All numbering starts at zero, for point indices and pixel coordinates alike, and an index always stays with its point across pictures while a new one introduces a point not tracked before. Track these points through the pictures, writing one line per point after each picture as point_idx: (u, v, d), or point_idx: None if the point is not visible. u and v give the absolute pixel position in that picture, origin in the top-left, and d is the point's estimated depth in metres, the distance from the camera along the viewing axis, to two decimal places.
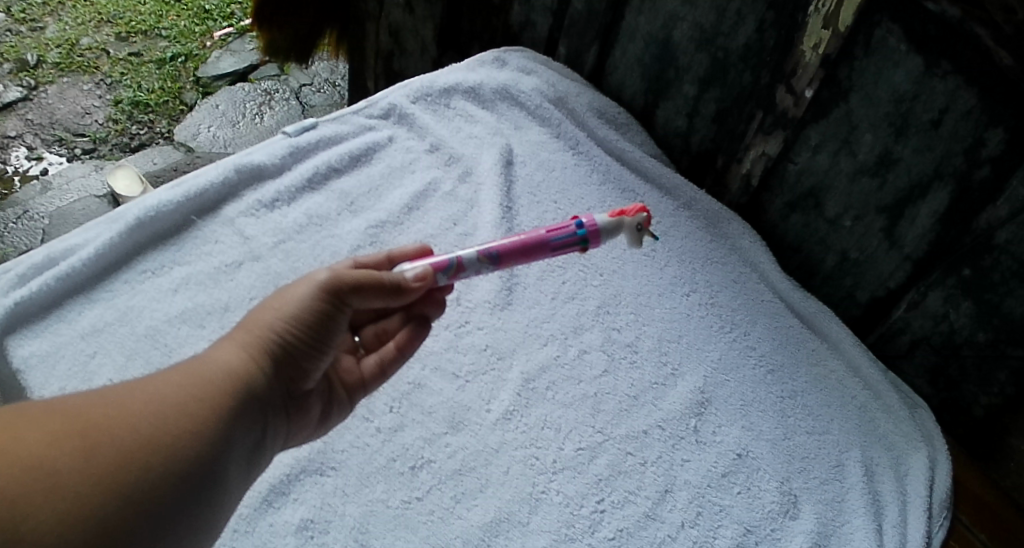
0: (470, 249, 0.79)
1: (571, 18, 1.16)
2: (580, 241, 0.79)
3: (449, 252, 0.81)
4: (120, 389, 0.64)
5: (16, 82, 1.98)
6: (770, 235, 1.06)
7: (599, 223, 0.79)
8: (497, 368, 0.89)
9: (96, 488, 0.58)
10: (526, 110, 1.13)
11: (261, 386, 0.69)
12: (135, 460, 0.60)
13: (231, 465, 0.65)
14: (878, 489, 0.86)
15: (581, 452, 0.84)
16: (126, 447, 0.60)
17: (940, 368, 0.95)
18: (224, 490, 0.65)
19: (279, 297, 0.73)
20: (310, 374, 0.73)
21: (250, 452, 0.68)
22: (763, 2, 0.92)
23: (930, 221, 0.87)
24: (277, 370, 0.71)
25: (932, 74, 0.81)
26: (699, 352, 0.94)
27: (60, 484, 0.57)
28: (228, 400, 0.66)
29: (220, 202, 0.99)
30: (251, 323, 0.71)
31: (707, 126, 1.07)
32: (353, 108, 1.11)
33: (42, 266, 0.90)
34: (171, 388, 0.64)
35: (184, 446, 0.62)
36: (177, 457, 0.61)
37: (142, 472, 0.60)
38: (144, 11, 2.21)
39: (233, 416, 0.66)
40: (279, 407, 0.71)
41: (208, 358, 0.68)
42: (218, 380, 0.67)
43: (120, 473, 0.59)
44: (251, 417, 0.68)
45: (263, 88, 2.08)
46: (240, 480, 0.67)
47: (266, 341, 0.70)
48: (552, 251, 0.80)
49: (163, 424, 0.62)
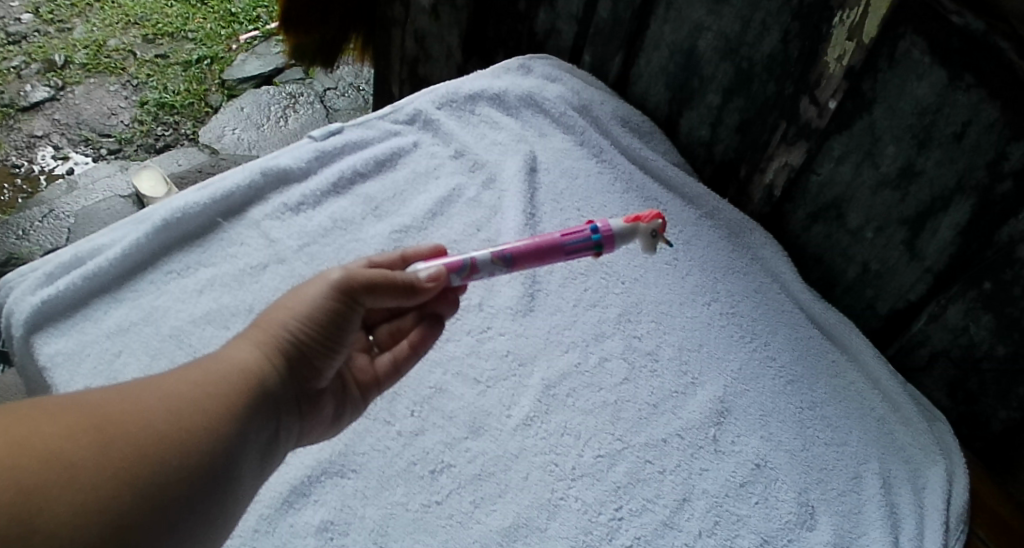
0: (483, 251, 0.80)
1: (597, 26, 1.17)
2: (595, 245, 0.79)
3: (462, 253, 0.81)
4: (137, 385, 0.64)
5: (44, 82, 2.02)
6: (792, 246, 1.06)
7: (614, 228, 0.80)
8: (519, 374, 0.90)
9: (112, 480, 0.58)
10: (550, 117, 1.14)
11: (274, 384, 0.70)
12: (151, 454, 0.60)
13: (244, 461, 0.66)
14: (895, 501, 0.86)
15: (600, 459, 0.85)
16: (142, 442, 0.60)
17: (959, 381, 0.94)
18: (237, 485, 0.65)
19: (292, 297, 0.74)
20: (323, 372, 0.74)
21: (263, 449, 0.69)
22: (789, 13, 0.92)
23: (951, 234, 0.86)
24: (290, 368, 0.72)
25: (955, 87, 0.81)
26: (719, 362, 0.94)
27: (76, 477, 0.57)
28: (242, 397, 0.67)
29: (246, 205, 1.00)
30: (264, 321, 0.72)
31: (730, 136, 1.07)
32: (379, 113, 1.12)
33: (70, 265, 0.92)
34: (187, 385, 0.65)
35: (199, 441, 0.63)
36: (192, 452, 0.62)
37: (158, 466, 0.60)
38: (171, 13, 2.23)
39: (246, 413, 0.67)
40: (291, 405, 0.72)
41: (222, 356, 0.69)
42: (232, 378, 0.67)
43: (136, 466, 0.59)
44: (264, 414, 0.69)
45: (287, 92, 2.10)
46: (252, 475, 0.68)
47: (279, 340, 0.71)
48: (567, 255, 0.80)
49: (178, 419, 0.63)
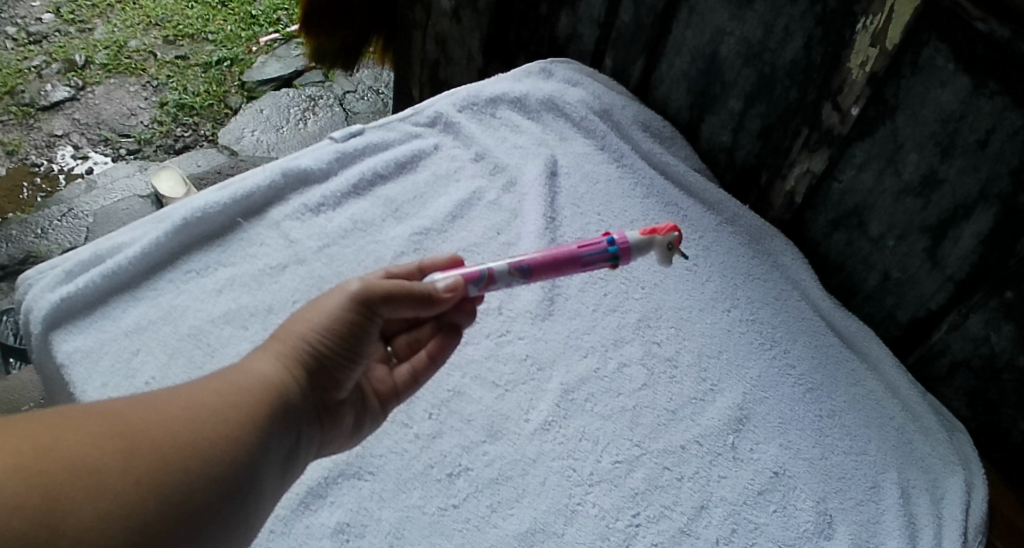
0: (501, 261, 0.79)
1: (618, 31, 1.17)
2: (612, 257, 0.79)
3: (481, 263, 0.81)
4: (160, 396, 0.64)
5: (65, 82, 2.04)
6: (812, 253, 1.06)
7: (630, 239, 0.79)
8: (537, 378, 0.90)
9: (136, 489, 0.58)
10: (571, 121, 1.14)
11: (295, 396, 0.69)
12: (175, 463, 0.60)
13: (266, 471, 0.66)
14: (914, 511, 0.85)
15: (618, 465, 0.84)
16: (165, 451, 0.60)
17: (979, 391, 0.93)
18: (259, 495, 0.65)
19: (311, 308, 0.73)
20: (342, 384, 0.74)
21: (284, 459, 0.69)
22: (812, 18, 0.92)
23: (973, 242, 0.86)
24: (310, 380, 0.71)
25: (980, 94, 0.80)
26: (738, 369, 0.93)
27: (101, 485, 0.57)
28: (263, 407, 0.67)
29: (267, 205, 1.01)
30: (284, 333, 0.72)
31: (751, 142, 1.07)
32: (401, 115, 1.13)
33: (90, 263, 0.92)
34: (209, 396, 0.65)
35: (222, 451, 0.63)
36: (216, 461, 0.62)
37: (181, 475, 0.60)
38: (192, 15, 2.25)
39: (268, 424, 0.67)
40: (311, 416, 0.72)
41: (243, 368, 0.69)
42: (253, 389, 0.67)
43: (160, 475, 0.59)
44: (286, 425, 0.68)
45: (307, 94, 2.10)
46: (274, 485, 0.68)
47: (300, 352, 0.71)
48: (584, 266, 0.79)
49: (200, 429, 0.63)
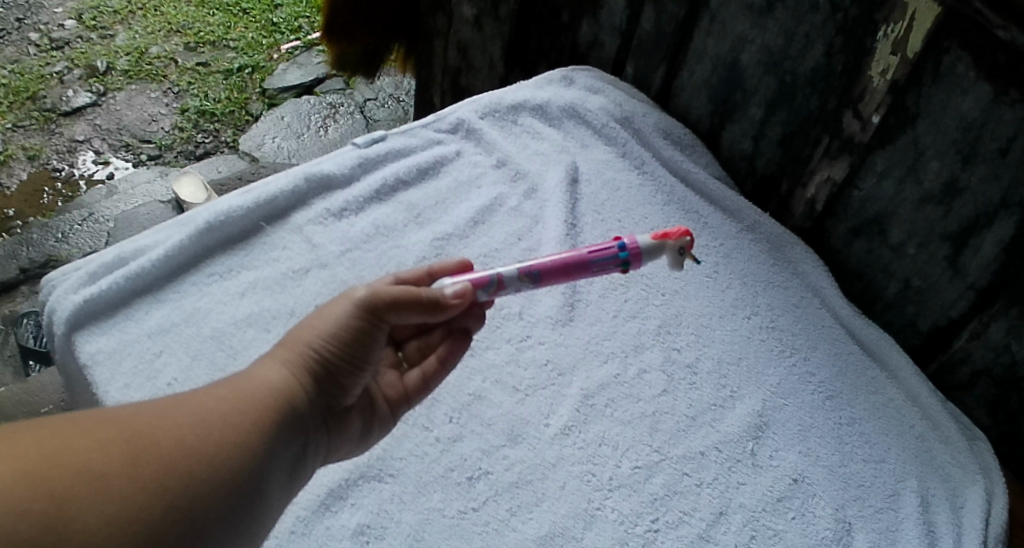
0: (511, 266, 0.80)
1: (639, 38, 1.17)
2: (623, 263, 0.79)
3: (490, 268, 0.81)
4: (168, 401, 0.65)
5: (86, 87, 2.08)
6: (833, 261, 1.06)
7: (642, 244, 0.79)
8: (558, 383, 0.90)
9: (143, 494, 0.58)
10: (592, 128, 1.15)
11: (302, 402, 0.70)
12: (182, 469, 0.61)
13: (272, 476, 0.67)
14: (933, 520, 0.85)
15: (637, 470, 0.84)
16: (173, 456, 0.61)
17: (1000, 400, 0.93)
18: (265, 502, 0.66)
19: (317, 315, 0.74)
20: (349, 390, 0.74)
21: (291, 464, 0.70)
22: (833, 26, 0.92)
23: (995, 250, 0.85)
24: (317, 387, 0.72)
25: (1001, 102, 0.80)
26: (758, 376, 0.94)
27: (108, 489, 0.57)
28: (270, 414, 0.67)
29: (289, 210, 1.02)
30: (291, 340, 0.72)
31: (773, 150, 1.07)
32: (422, 122, 1.13)
33: (112, 265, 0.93)
34: (216, 402, 0.66)
35: (228, 457, 0.63)
36: (222, 467, 0.63)
37: (188, 480, 0.61)
38: (213, 21, 2.29)
39: (275, 430, 0.67)
40: (318, 422, 0.73)
41: (251, 375, 0.70)
42: (260, 395, 0.68)
43: (167, 480, 0.60)
44: (293, 431, 0.69)
45: (328, 102, 2.14)
46: (280, 490, 0.68)
47: (307, 358, 0.72)
48: (594, 271, 0.80)
49: (207, 435, 0.63)
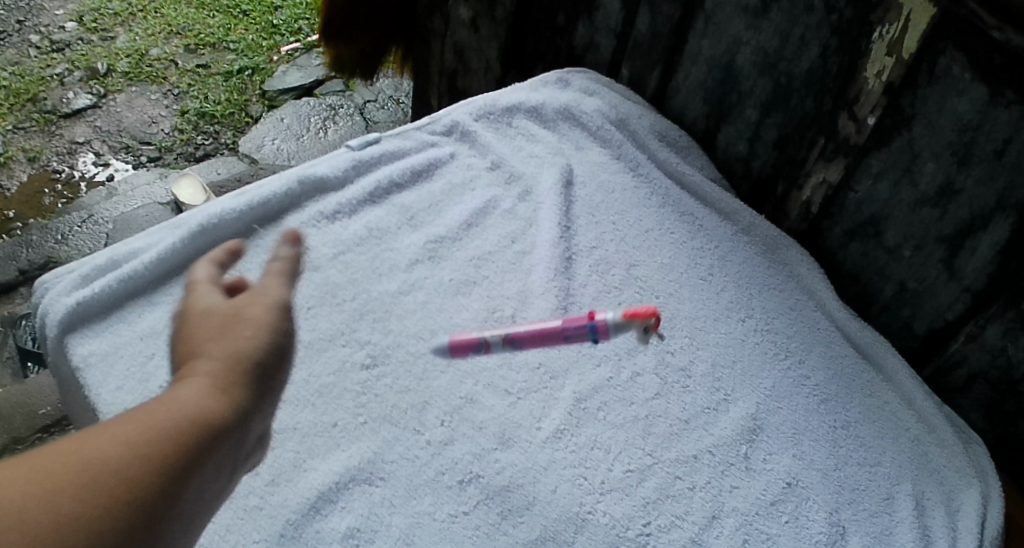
0: (494, 332, 0.82)
1: (635, 40, 1.17)
2: (590, 336, 0.78)
3: (479, 330, 0.83)
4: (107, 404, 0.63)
5: (86, 89, 2.08)
6: (829, 263, 1.06)
7: (608, 320, 0.76)
8: (550, 387, 0.90)
9: (102, 448, 0.56)
10: (587, 130, 1.14)
11: (247, 345, 0.68)
12: (137, 423, 0.58)
13: (235, 412, 0.64)
14: (928, 523, 0.85)
15: (629, 474, 0.84)
16: (123, 421, 0.59)
17: (996, 403, 0.92)
18: (233, 438, 0.63)
19: (217, 303, 0.74)
20: (289, 335, 0.73)
21: (253, 401, 0.67)
22: (828, 27, 0.92)
23: (991, 253, 0.85)
24: (260, 334, 0.70)
25: (996, 103, 0.79)
26: (753, 379, 0.93)
27: (64, 455, 0.55)
28: (214, 367, 0.66)
29: (283, 212, 1.01)
30: (217, 314, 0.72)
31: (768, 152, 1.06)
32: (417, 124, 1.13)
33: (105, 268, 0.93)
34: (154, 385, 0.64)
35: (177, 405, 0.61)
36: (175, 412, 0.60)
37: (148, 426, 0.58)
38: (213, 23, 2.29)
39: (224, 376, 0.65)
40: (274, 368, 0.70)
41: (190, 351, 0.68)
42: (204, 360, 0.66)
43: (124, 432, 0.57)
44: (243, 372, 0.67)
45: (328, 104, 2.14)
46: (247, 427, 0.65)
47: (233, 319, 0.71)
48: (566, 338, 0.79)
49: (150, 402, 0.61)
